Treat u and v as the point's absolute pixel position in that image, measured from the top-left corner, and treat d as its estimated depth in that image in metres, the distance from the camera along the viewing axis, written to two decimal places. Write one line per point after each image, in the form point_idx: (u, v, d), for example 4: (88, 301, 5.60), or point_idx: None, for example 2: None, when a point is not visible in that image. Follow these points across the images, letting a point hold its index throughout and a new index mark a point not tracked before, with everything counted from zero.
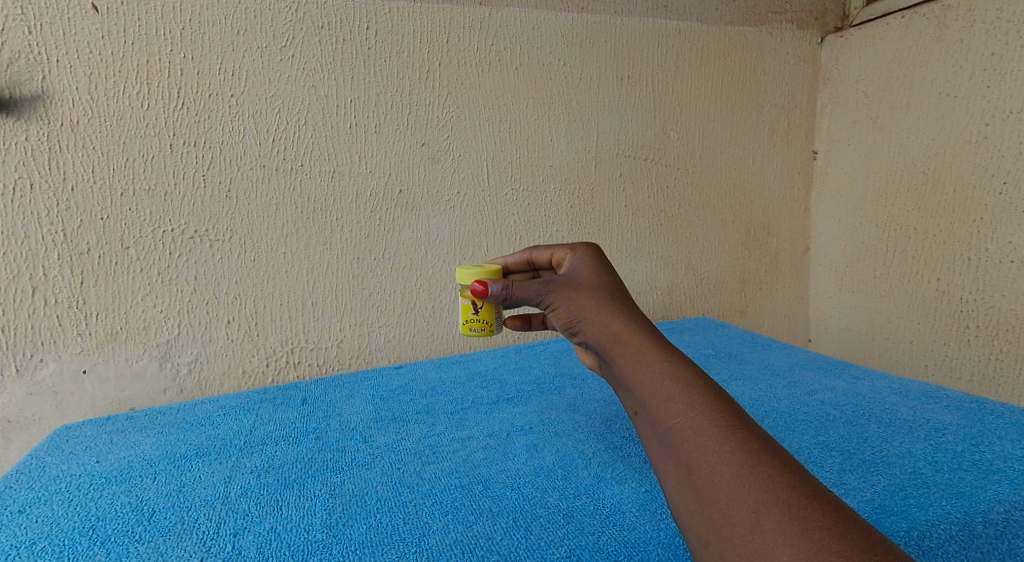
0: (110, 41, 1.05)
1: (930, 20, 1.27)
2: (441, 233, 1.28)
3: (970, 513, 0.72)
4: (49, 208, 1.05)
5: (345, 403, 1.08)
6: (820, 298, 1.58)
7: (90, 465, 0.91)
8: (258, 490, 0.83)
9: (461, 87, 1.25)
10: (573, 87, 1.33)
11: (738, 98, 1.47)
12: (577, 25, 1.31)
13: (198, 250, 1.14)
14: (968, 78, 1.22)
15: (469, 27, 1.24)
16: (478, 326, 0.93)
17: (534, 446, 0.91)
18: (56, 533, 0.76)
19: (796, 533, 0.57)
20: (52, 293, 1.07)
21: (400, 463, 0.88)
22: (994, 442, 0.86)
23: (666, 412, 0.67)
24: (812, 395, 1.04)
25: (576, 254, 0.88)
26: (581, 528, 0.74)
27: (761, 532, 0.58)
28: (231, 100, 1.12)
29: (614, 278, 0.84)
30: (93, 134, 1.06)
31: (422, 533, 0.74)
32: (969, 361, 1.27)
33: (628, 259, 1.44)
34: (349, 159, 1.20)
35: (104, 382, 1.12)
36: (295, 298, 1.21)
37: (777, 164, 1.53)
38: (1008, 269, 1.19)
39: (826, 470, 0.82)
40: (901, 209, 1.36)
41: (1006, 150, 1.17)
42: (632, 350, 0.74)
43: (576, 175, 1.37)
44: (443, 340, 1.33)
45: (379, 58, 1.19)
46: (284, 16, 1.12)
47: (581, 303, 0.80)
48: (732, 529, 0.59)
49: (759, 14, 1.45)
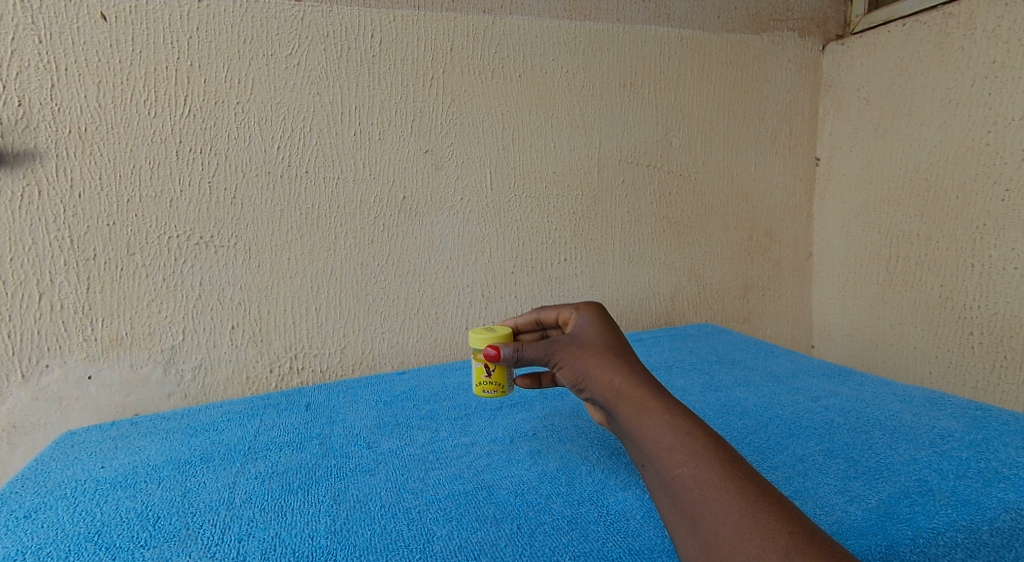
0: (118, 50, 1.06)
1: (931, 28, 1.28)
2: (444, 239, 1.29)
3: (977, 520, 0.72)
4: (56, 215, 1.06)
5: (349, 409, 1.08)
6: (823, 304, 1.58)
7: (95, 470, 0.92)
8: (262, 495, 0.83)
9: (464, 94, 1.26)
10: (576, 95, 1.34)
11: (740, 105, 1.48)
12: (580, 33, 1.32)
13: (203, 256, 1.14)
14: (970, 85, 1.23)
15: (473, 35, 1.25)
16: (491, 389, 0.95)
17: (538, 452, 0.91)
18: (61, 538, 0.76)
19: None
20: (58, 299, 1.08)
21: (405, 469, 0.88)
22: (1000, 449, 0.86)
23: (669, 463, 0.69)
24: (816, 401, 1.04)
25: (581, 313, 0.90)
26: (585, 535, 0.73)
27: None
28: (237, 107, 1.13)
29: (618, 335, 0.85)
30: (100, 141, 1.06)
31: (427, 539, 0.73)
32: (974, 369, 1.27)
33: (630, 265, 1.44)
34: (353, 165, 1.21)
35: (109, 388, 1.12)
36: (299, 304, 1.21)
37: (779, 170, 1.54)
38: (1011, 276, 1.19)
39: (830, 477, 0.82)
40: (903, 215, 1.37)
41: (1009, 155, 1.18)
42: (636, 405, 0.74)
43: (579, 181, 1.37)
44: (447, 345, 1.33)
45: (383, 66, 1.20)
46: (289, 25, 1.13)
47: (586, 360, 0.80)
48: None
49: (760, 22, 1.46)
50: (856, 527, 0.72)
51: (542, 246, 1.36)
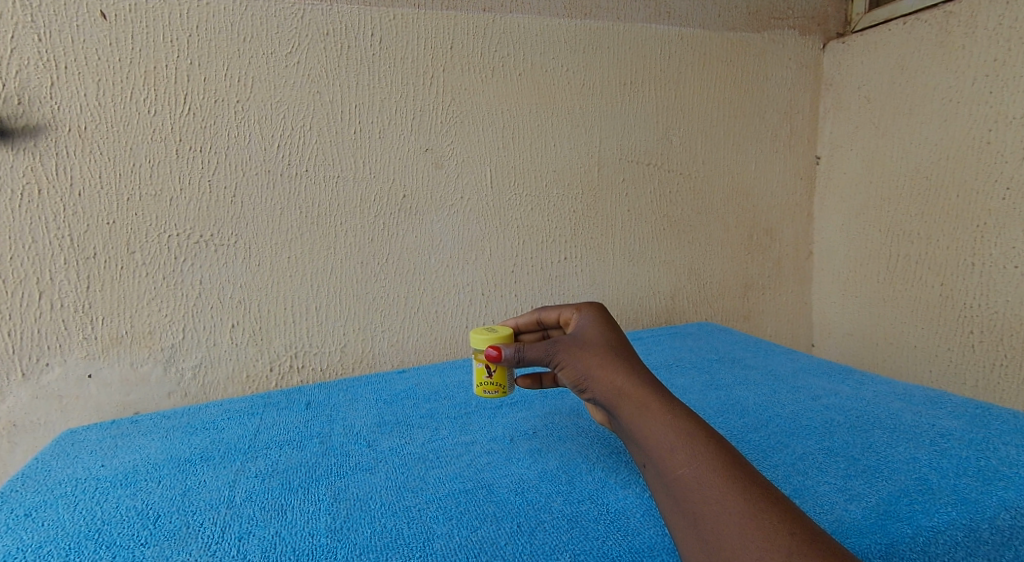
0: (118, 48, 1.05)
1: (932, 26, 1.28)
2: (444, 238, 1.29)
3: (977, 519, 0.72)
4: (56, 213, 1.06)
5: (350, 407, 1.08)
6: (823, 302, 1.58)
7: (95, 469, 0.92)
8: (262, 495, 0.83)
9: (465, 93, 1.26)
10: (576, 93, 1.34)
11: (740, 104, 1.47)
12: (580, 31, 1.32)
13: (203, 254, 1.14)
14: (971, 83, 1.23)
15: (473, 34, 1.24)
16: (491, 388, 0.95)
17: (538, 451, 0.91)
18: (61, 537, 0.76)
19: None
20: (58, 297, 1.08)
21: (405, 468, 0.88)
22: (1000, 448, 0.86)
23: (671, 464, 0.69)
24: (817, 400, 1.04)
25: (582, 313, 0.90)
26: (585, 533, 0.73)
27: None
28: (237, 106, 1.13)
29: (619, 336, 0.85)
30: (100, 139, 1.06)
31: (427, 537, 0.73)
32: (974, 368, 1.27)
33: (631, 264, 1.44)
34: (353, 164, 1.21)
35: (109, 386, 1.12)
36: (299, 302, 1.21)
37: (780, 169, 1.53)
38: (1011, 275, 1.19)
39: (830, 476, 0.82)
40: (904, 214, 1.36)
41: (1010, 154, 1.17)
42: (637, 405, 0.74)
43: (579, 180, 1.37)
44: (447, 344, 1.33)
45: (383, 64, 1.20)
46: (289, 23, 1.13)
47: (587, 361, 0.80)
48: None
49: (761, 20, 1.46)
50: (856, 525, 0.72)
51: (542, 245, 1.36)
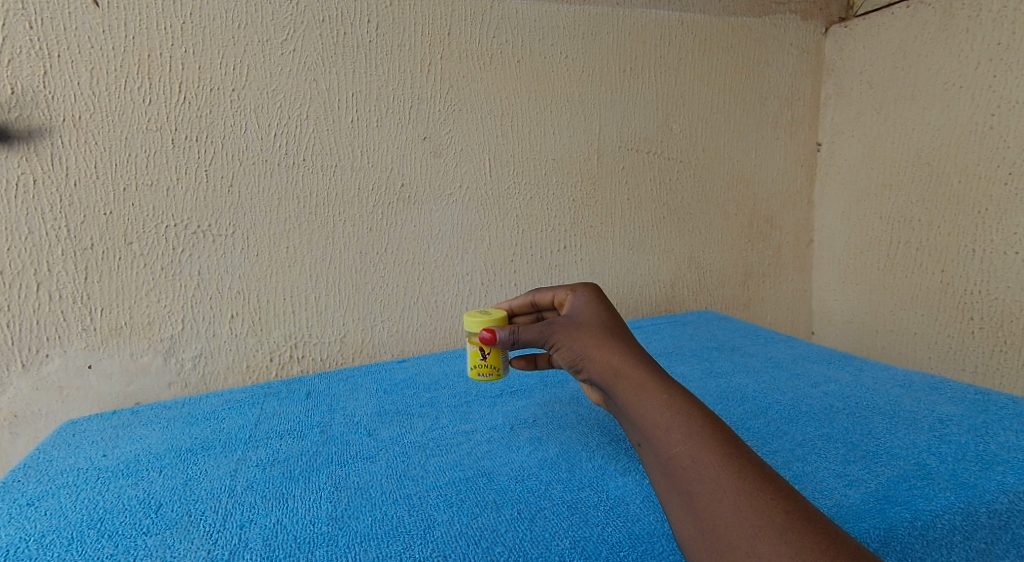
0: (111, 36, 1.04)
1: (935, 10, 1.27)
2: (443, 227, 1.28)
3: (974, 503, 0.72)
4: (52, 204, 1.05)
5: (350, 397, 1.08)
6: (824, 289, 1.58)
7: (96, 459, 0.92)
8: (263, 483, 0.83)
9: (463, 80, 1.25)
10: (575, 80, 1.33)
11: (742, 89, 1.46)
12: (579, 17, 1.31)
13: (200, 246, 1.14)
14: (974, 68, 1.21)
15: (470, 20, 1.23)
16: (486, 371, 0.93)
17: (538, 438, 0.91)
18: (64, 526, 0.77)
19: (789, 556, 0.59)
20: (56, 288, 1.07)
21: (405, 456, 0.88)
22: (999, 433, 0.86)
23: (666, 443, 0.69)
24: (816, 387, 1.04)
25: (577, 295, 0.89)
26: (585, 520, 0.74)
27: (758, 556, 0.59)
28: (233, 94, 1.12)
29: (613, 316, 0.85)
30: (95, 129, 1.06)
31: (427, 525, 0.74)
32: (973, 353, 1.27)
33: (630, 251, 1.43)
34: (351, 153, 1.20)
35: (109, 377, 1.13)
36: (299, 293, 1.21)
37: (780, 155, 1.52)
38: (1012, 260, 1.18)
39: (829, 461, 0.82)
40: (905, 200, 1.36)
41: (1012, 140, 1.17)
42: (633, 385, 0.74)
43: (578, 167, 1.36)
44: (446, 334, 1.33)
45: (380, 51, 1.19)
46: (285, 10, 1.12)
47: (583, 341, 0.80)
48: (731, 553, 0.60)
49: (762, 5, 1.44)
50: (855, 510, 0.72)
51: (541, 234, 1.36)
